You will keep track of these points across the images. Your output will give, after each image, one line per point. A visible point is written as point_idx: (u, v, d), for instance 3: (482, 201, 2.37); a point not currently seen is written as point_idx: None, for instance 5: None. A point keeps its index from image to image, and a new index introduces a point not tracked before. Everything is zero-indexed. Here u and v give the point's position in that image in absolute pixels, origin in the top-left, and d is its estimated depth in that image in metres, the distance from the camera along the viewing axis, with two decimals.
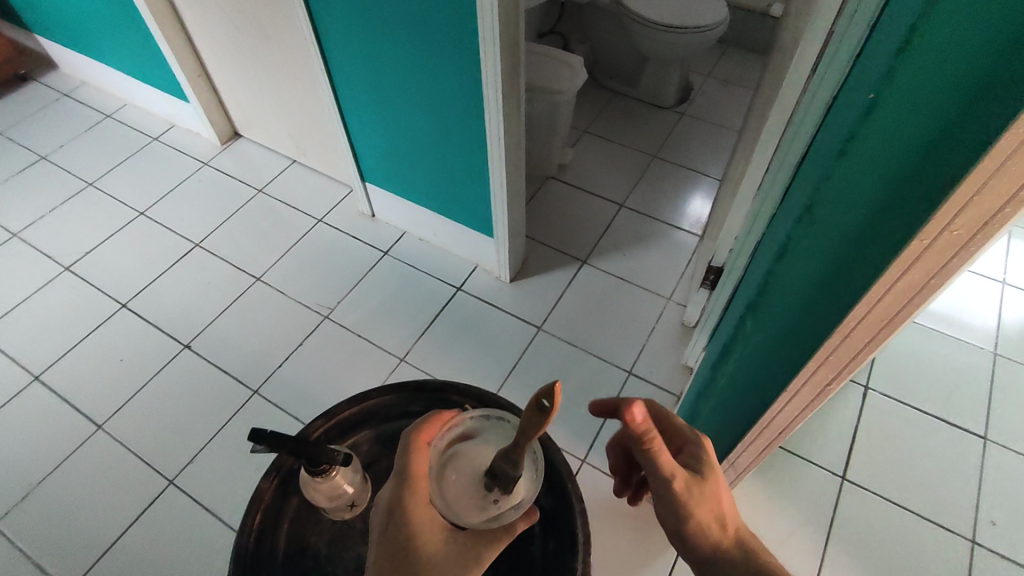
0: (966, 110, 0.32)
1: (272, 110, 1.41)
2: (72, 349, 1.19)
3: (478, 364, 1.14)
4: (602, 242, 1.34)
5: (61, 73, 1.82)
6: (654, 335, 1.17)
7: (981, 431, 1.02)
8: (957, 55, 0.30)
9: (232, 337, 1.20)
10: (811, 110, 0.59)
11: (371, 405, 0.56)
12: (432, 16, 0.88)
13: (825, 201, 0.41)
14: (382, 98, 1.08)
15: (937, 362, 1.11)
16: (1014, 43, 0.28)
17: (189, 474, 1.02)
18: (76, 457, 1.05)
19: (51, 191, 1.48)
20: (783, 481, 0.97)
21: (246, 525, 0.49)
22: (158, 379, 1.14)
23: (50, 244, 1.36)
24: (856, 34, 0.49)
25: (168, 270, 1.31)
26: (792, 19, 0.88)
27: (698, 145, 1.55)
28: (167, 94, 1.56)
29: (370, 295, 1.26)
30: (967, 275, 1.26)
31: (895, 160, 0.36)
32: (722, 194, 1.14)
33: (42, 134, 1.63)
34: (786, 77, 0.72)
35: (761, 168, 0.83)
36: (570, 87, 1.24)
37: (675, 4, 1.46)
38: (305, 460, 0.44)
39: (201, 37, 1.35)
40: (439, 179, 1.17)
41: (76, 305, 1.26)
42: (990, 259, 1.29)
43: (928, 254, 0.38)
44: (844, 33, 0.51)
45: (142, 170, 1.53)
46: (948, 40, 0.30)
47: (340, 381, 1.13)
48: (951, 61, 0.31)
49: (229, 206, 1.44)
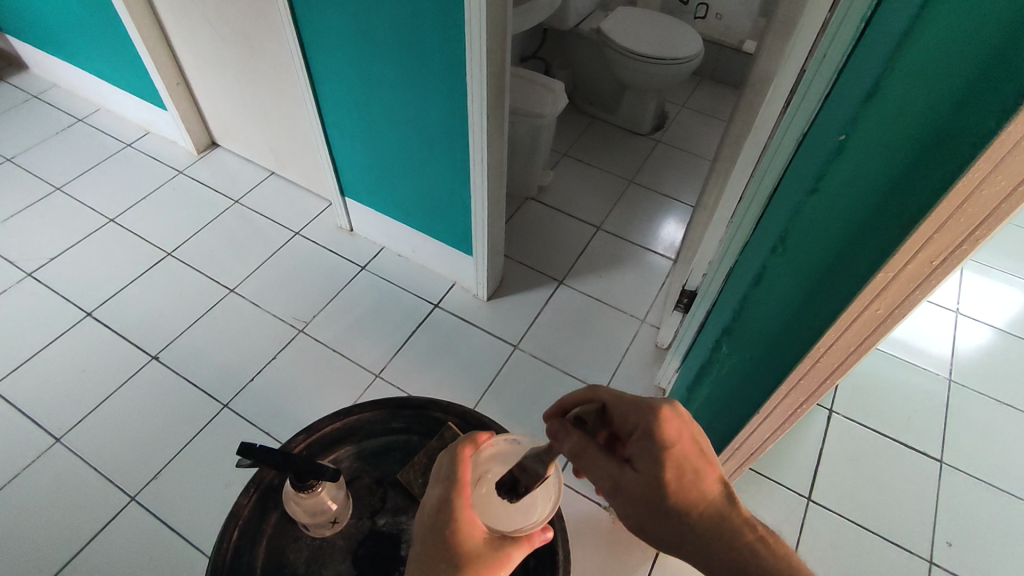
0: (925, 157, 0.34)
1: (252, 121, 1.40)
2: (31, 358, 1.15)
3: (455, 381, 1.14)
4: (579, 262, 1.36)
5: (31, 74, 1.78)
6: (628, 356, 1.19)
7: (938, 455, 1.06)
8: (919, 105, 0.33)
9: (202, 349, 1.17)
10: (785, 144, 0.63)
11: (353, 420, 0.56)
12: (421, 37, 0.89)
13: (798, 233, 0.43)
14: (366, 113, 1.09)
15: (896, 387, 1.16)
16: (969, 96, 0.31)
17: (152, 489, 0.99)
18: (31, 471, 1.00)
19: (16, 194, 1.43)
20: (752, 502, 1.00)
21: (222, 541, 0.48)
22: (122, 390, 1.11)
23: (12, 249, 1.32)
24: (828, 76, 0.52)
25: (137, 279, 1.28)
26: (766, 56, 0.93)
27: (673, 172, 1.59)
28: (143, 100, 1.54)
29: (346, 310, 1.25)
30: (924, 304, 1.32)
31: (863, 199, 0.38)
32: (696, 220, 1.17)
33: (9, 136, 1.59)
34: (762, 111, 0.76)
35: (735, 197, 0.86)
36: (552, 111, 1.27)
37: (654, 35, 1.51)
38: (292, 476, 0.44)
39: (182, 46, 1.34)
40: (421, 196, 1.18)
41: (37, 312, 1.22)
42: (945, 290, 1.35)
43: (893, 286, 0.41)
44: (816, 75, 0.54)
45: (113, 176, 1.50)
46: (911, 91, 0.33)
47: (313, 396, 1.11)
48: (914, 111, 0.33)
49: (203, 215, 1.42)
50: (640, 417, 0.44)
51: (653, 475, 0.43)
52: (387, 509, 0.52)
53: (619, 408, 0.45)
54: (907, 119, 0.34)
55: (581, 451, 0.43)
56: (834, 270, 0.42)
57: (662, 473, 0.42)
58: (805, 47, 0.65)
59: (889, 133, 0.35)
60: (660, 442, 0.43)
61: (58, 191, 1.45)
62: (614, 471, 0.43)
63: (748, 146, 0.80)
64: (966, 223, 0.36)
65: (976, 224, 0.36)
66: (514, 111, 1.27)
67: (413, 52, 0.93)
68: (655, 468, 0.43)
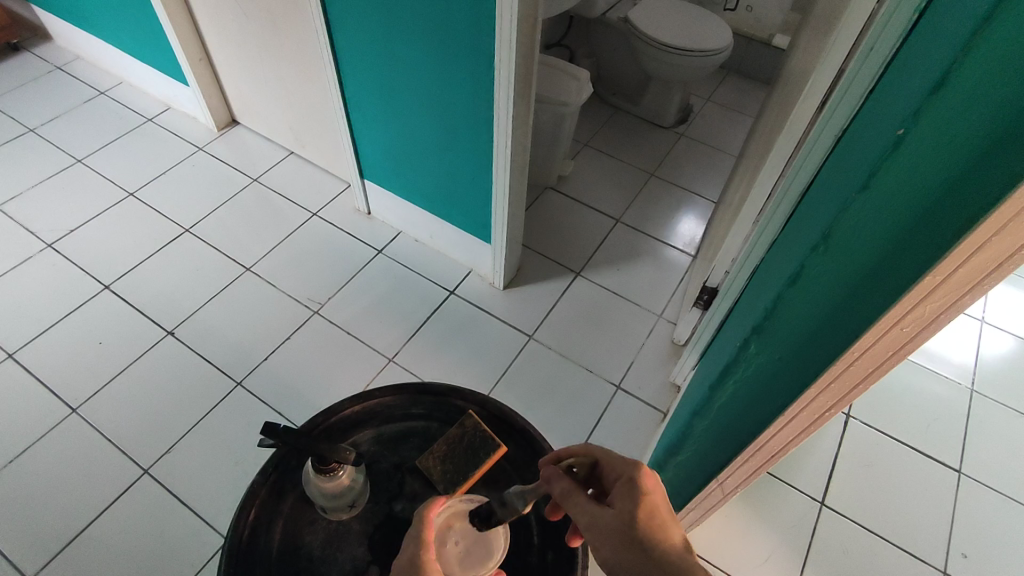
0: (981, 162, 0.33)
1: (273, 99, 1.40)
2: (49, 328, 1.15)
3: (468, 369, 1.14)
4: (597, 254, 1.34)
5: (56, 46, 1.78)
6: (644, 351, 1.18)
7: (956, 465, 1.05)
8: (979, 108, 0.32)
9: (218, 326, 1.18)
10: (826, 136, 0.61)
11: (373, 404, 0.56)
12: (450, 19, 0.88)
13: (842, 230, 0.42)
14: (391, 96, 1.07)
15: (916, 394, 1.14)
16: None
17: (165, 463, 1.00)
18: (47, 440, 1.01)
19: (38, 165, 1.44)
20: (764, 503, 0.98)
21: (239, 520, 0.48)
22: (137, 364, 1.11)
23: (34, 220, 1.32)
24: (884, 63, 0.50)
25: (155, 254, 1.29)
26: (803, 50, 0.90)
27: (695, 167, 1.57)
28: (166, 75, 1.53)
29: (361, 293, 1.25)
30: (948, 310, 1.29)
31: (914, 202, 0.37)
32: (719, 215, 1.15)
33: (33, 106, 1.59)
34: (799, 104, 0.74)
35: (764, 193, 0.84)
36: (576, 100, 1.25)
37: (682, 26, 1.48)
38: (314, 458, 0.44)
39: (207, 22, 1.33)
40: (441, 182, 1.17)
41: (56, 283, 1.22)
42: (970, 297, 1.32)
43: (938, 291, 0.39)
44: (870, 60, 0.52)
45: (134, 150, 1.50)
46: (975, 91, 0.32)
47: (327, 377, 1.11)
48: (974, 113, 0.32)
49: (222, 192, 1.42)
50: (626, 464, 0.44)
51: (627, 511, 0.41)
52: (405, 494, 0.51)
53: (610, 460, 0.45)
54: (969, 120, 0.32)
55: (566, 493, 0.43)
56: (876, 273, 0.41)
57: (637, 509, 0.41)
58: (848, 40, 0.63)
59: (948, 134, 0.33)
60: (640, 484, 0.42)
61: (79, 164, 1.45)
62: (592, 509, 0.42)
63: (781, 141, 0.78)
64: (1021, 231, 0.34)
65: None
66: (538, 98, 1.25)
67: (440, 35, 0.91)
68: (632, 506, 0.41)
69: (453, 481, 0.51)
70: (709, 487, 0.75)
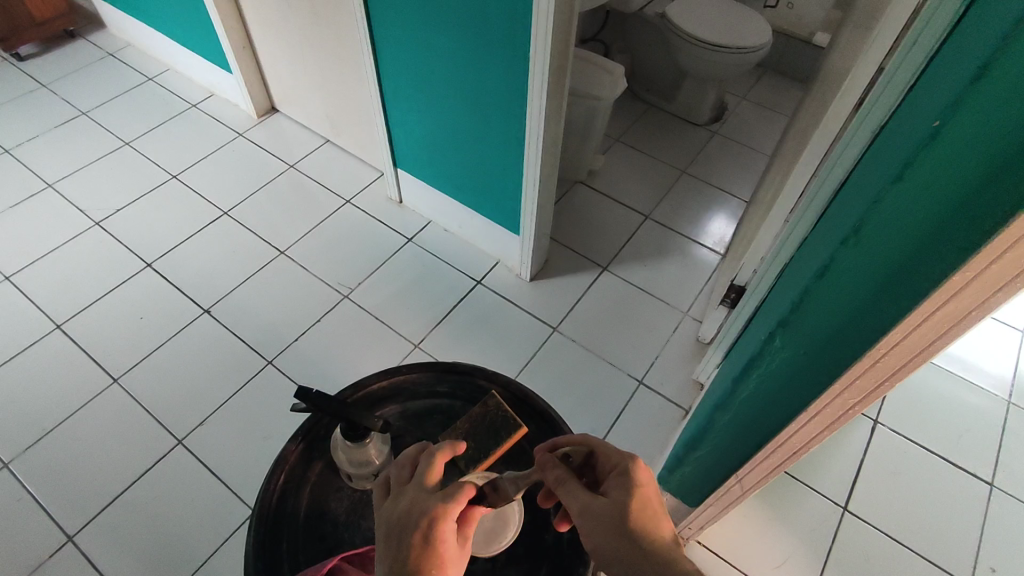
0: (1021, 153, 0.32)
1: (312, 88, 1.43)
2: (94, 303, 1.21)
3: (491, 357, 1.15)
4: (624, 250, 1.34)
5: (108, 34, 1.85)
6: (668, 348, 1.18)
7: (989, 478, 1.02)
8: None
9: (251, 306, 1.22)
10: (863, 134, 0.60)
11: (400, 380, 0.58)
12: (487, 11, 0.89)
13: (875, 222, 0.41)
14: (425, 87, 1.09)
15: (949, 404, 1.11)
16: None
17: (198, 435, 1.04)
18: (89, 407, 1.06)
19: (88, 147, 1.50)
20: (784, 505, 0.98)
21: (270, 483, 0.51)
22: (175, 340, 1.16)
23: (83, 199, 1.39)
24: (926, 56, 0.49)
25: (195, 235, 1.33)
26: (844, 48, 0.89)
27: (727, 166, 1.55)
28: (210, 64, 1.58)
29: (390, 279, 1.27)
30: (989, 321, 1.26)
31: (949, 190, 0.36)
32: (750, 214, 1.14)
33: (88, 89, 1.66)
34: (837, 102, 0.73)
35: (796, 191, 0.83)
36: (609, 94, 1.25)
37: (721, 23, 1.46)
38: (344, 424, 0.46)
39: (251, 11, 1.37)
40: (471, 173, 1.18)
41: (102, 259, 1.28)
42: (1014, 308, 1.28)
43: (971, 287, 0.39)
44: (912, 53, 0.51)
45: (178, 135, 1.55)
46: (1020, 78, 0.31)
47: (354, 360, 1.14)
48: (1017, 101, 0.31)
49: (259, 178, 1.46)
50: (621, 455, 0.45)
51: (621, 501, 0.42)
52: None
53: (605, 450, 0.46)
54: (1011, 109, 0.31)
55: (560, 480, 0.45)
56: (907, 267, 0.41)
57: (631, 500, 0.42)
58: (889, 37, 0.62)
59: (985, 124, 0.33)
60: (633, 475, 0.43)
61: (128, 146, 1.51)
62: (586, 497, 0.43)
63: (816, 140, 0.77)
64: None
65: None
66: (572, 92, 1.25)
67: (477, 27, 0.92)
68: (626, 497, 0.42)
69: (476, 458, 0.50)
70: (729, 482, 0.75)
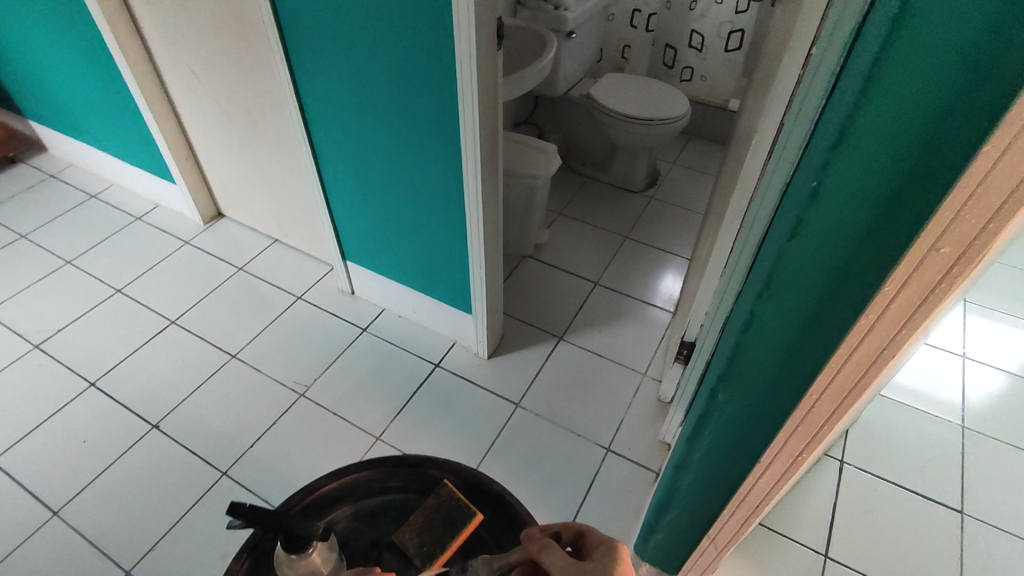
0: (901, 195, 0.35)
1: (257, 192, 1.46)
2: (32, 430, 1.14)
3: (456, 443, 1.13)
4: (577, 318, 1.37)
5: (51, 155, 1.87)
6: (631, 411, 1.18)
7: (958, 506, 1.03)
8: (889, 146, 0.33)
9: (202, 415, 1.17)
10: (768, 194, 0.65)
11: (350, 479, 0.56)
12: (419, 102, 0.94)
13: (780, 277, 0.43)
14: (365, 177, 1.13)
15: (908, 436, 1.14)
16: (932, 141, 0.32)
17: (147, 562, 0.96)
18: (26, 545, 0.98)
19: (27, 268, 1.47)
20: (765, 557, 0.96)
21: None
22: (122, 460, 1.10)
23: (22, 321, 1.34)
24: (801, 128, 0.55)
25: (142, 347, 1.30)
26: (747, 115, 0.97)
27: (666, 228, 1.62)
28: (156, 176, 1.60)
29: (344, 375, 1.25)
30: (928, 350, 1.31)
31: (842, 235, 0.38)
32: (692, 271, 1.18)
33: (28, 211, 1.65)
34: (745, 163, 0.79)
35: (725, 246, 0.88)
36: (545, 172, 1.32)
37: (642, 98, 1.58)
38: (283, 534, 0.45)
39: (194, 124, 1.41)
40: (417, 257, 1.20)
41: (42, 382, 1.22)
42: (949, 334, 1.35)
43: (879, 324, 0.41)
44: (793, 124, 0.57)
45: (122, 248, 1.54)
46: (882, 131, 0.33)
47: (312, 459, 1.10)
48: (884, 152, 0.34)
49: (208, 283, 1.45)
50: (606, 536, 0.41)
51: (606, 565, 0.38)
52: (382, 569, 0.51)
53: (594, 531, 0.42)
54: (884, 157, 0.34)
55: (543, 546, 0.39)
56: (821, 311, 0.43)
57: (616, 565, 0.38)
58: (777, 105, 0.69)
59: (851, 193, 0.36)
60: (620, 548, 0.39)
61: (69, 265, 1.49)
62: (567, 562, 0.38)
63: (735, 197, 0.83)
64: (928, 273, 0.37)
65: (940, 274, 0.37)
66: (508, 172, 1.32)
67: (411, 118, 0.97)
68: (611, 562, 0.38)
69: (431, 552, 0.50)
70: (703, 543, 0.74)
